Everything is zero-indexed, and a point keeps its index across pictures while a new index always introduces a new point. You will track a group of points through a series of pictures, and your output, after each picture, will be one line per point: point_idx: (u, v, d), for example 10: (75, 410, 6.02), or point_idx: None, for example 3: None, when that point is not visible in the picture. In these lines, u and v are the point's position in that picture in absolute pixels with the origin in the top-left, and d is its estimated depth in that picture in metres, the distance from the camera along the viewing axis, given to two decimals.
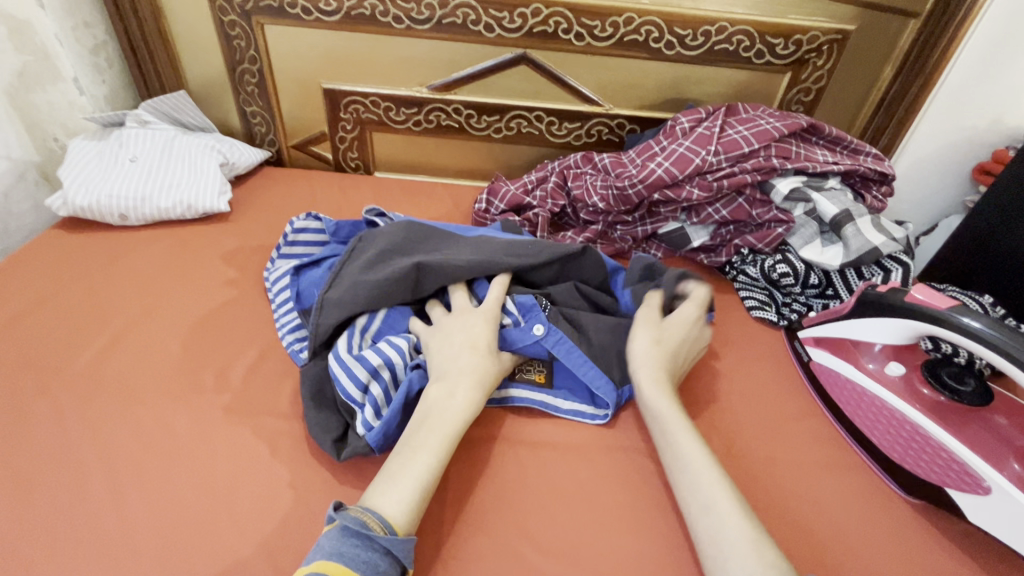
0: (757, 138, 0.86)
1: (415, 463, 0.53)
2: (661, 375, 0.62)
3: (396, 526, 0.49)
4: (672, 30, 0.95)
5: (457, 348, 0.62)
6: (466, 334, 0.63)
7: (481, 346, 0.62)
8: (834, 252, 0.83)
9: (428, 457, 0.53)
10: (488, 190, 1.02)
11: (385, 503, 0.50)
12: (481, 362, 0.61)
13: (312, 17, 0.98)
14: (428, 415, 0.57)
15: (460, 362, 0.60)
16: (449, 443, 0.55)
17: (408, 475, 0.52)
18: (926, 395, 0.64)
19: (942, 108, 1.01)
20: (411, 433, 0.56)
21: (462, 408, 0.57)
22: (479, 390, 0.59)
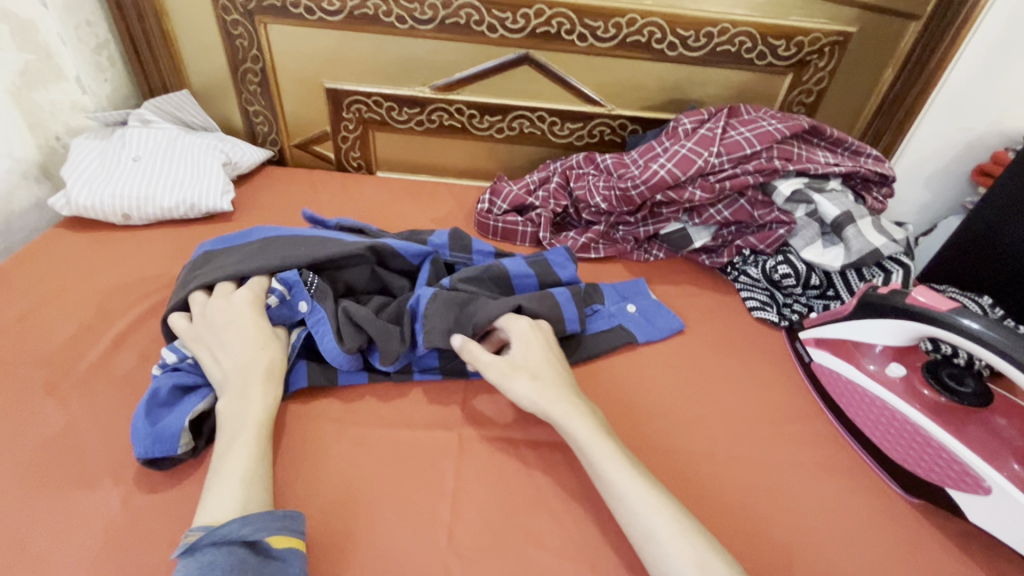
0: (758, 140, 0.86)
1: (226, 463, 0.52)
2: (563, 390, 0.61)
3: (219, 524, 0.47)
4: (675, 31, 0.96)
5: (235, 337, 0.60)
6: (249, 329, 0.61)
7: (262, 339, 0.61)
8: (835, 253, 0.84)
9: (240, 451, 0.53)
10: (491, 190, 1.03)
11: (209, 512, 0.48)
12: (258, 357, 0.60)
13: (315, 17, 0.98)
14: (232, 413, 0.56)
15: (246, 356, 0.59)
16: (258, 443, 0.54)
17: (229, 476, 0.51)
18: (926, 395, 0.64)
19: (942, 110, 1.01)
20: (223, 439, 0.55)
21: (257, 407, 0.57)
22: (263, 385, 0.58)
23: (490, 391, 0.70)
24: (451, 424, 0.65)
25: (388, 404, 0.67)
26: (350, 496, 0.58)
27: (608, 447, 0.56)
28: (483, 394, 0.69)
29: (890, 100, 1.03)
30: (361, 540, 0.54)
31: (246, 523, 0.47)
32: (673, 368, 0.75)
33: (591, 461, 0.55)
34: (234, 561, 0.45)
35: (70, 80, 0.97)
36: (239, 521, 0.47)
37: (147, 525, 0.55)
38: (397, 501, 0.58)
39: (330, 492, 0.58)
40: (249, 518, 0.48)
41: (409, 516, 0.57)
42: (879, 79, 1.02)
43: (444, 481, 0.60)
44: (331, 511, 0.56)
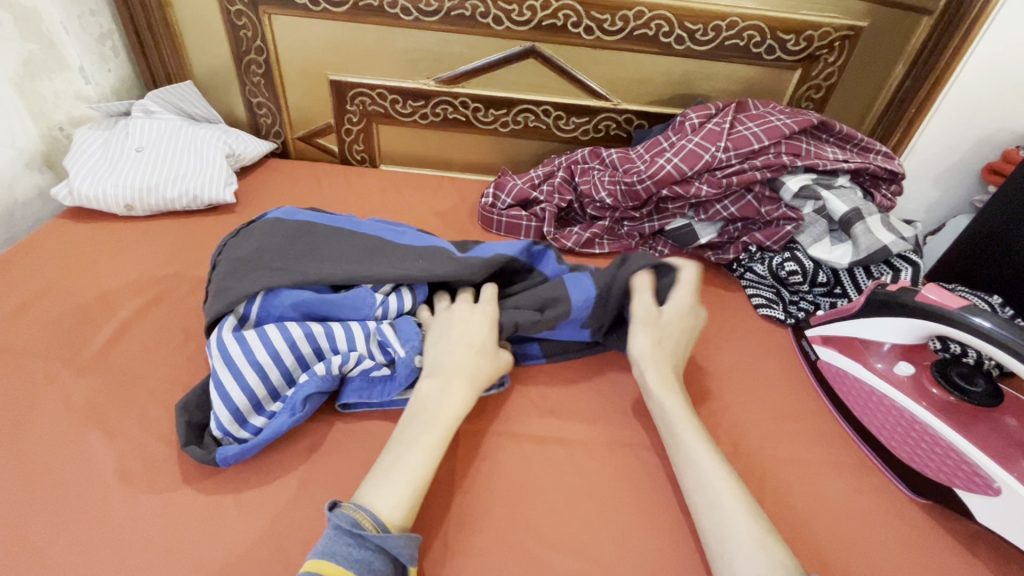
0: (767, 135, 0.85)
1: (406, 460, 0.52)
2: (667, 372, 0.63)
3: (389, 524, 0.47)
4: (683, 25, 0.95)
5: (453, 343, 0.62)
6: (463, 330, 0.63)
7: (477, 344, 0.62)
8: (843, 251, 0.83)
9: (421, 455, 0.52)
10: (495, 184, 1.02)
11: (376, 501, 0.49)
12: (475, 360, 0.61)
13: (319, 8, 0.97)
14: (422, 408, 0.57)
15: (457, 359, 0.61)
16: (440, 443, 0.54)
17: (402, 471, 0.51)
18: (935, 393, 0.63)
19: (953, 107, 1.00)
20: (401, 430, 0.55)
21: (454, 403, 0.57)
22: (468, 385, 0.59)
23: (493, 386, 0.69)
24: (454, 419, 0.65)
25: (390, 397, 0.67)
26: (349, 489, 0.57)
27: (693, 423, 0.58)
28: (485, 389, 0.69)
29: (900, 96, 1.01)
30: None
31: (405, 546, 0.47)
32: None
33: (673, 432, 0.58)
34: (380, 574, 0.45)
35: (73, 70, 0.97)
36: (404, 535, 0.47)
37: (148, 516, 0.55)
38: None
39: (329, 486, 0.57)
40: (410, 539, 0.47)
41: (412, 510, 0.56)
42: (890, 75, 1.00)
43: (448, 475, 0.59)
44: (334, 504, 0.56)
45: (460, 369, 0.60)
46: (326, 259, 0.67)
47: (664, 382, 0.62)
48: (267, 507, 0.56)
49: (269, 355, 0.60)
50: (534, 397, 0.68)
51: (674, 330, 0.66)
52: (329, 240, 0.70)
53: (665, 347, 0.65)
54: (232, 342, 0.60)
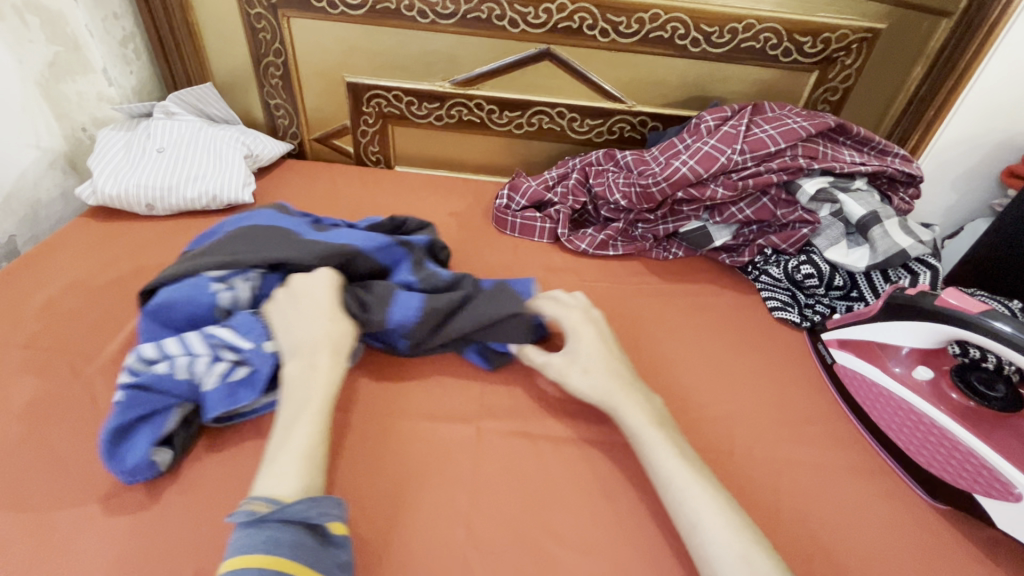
0: (783, 138, 0.85)
1: (292, 436, 0.53)
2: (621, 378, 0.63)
3: (286, 498, 0.48)
4: (698, 27, 0.95)
5: (307, 317, 0.61)
6: (312, 304, 0.62)
7: (334, 312, 0.63)
8: (860, 254, 0.82)
9: (306, 428, 0.53)
10: (510, 185, 1.02)
11: (269, 486, 0.48)
12: (336, 327, 0.61)
13: (337, 11, 0.98)
14: (292, 387, 0.57)
15: (321, 334, 0.60)
16: (322, 420, 0.55)
17: (289, 449, 0.52)
18: (954, 399, 0.63)
19: (973, 109, 0.99)
20: (286, 411, 0.55)
21: (325, 379, 0.58)
22: (337, 356, 0.60)
23: (508, 386, 0.70)
24: (470, 418, 0.65)
25: (407, 396, 0.67)
26: (368, 486, 0.58)
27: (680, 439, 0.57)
28: (502, 389, 0.69)
29: (918, 99, 1.00)
30: (382, 529, 0.55)
31: (311, 507, 0.47)
32: (692, 367, 0.75)
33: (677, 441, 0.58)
34: (295, 542, 0.45)
35: (97, 73, 0.99)
36: (305, 501, 0.47)
37: (172, 509, 0.56)
38: (417, 492, 0.58)
39: (348, 483, 0.58)
40: (314, 501, 0.48)
41: (429, 506, 0.57)
42: (908, 77, 1.00)
43: (464, 472, 0.60)
44: (353, 499, 0.57)
45: (326, 343, 0.60)
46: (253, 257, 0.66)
47: (617, 399, 0.60)
48: None
49: (171, 365, 0.58)
50: (549, 397, 0.69)
51: (588, 345, 0.65)
52: (253, 234, 0.70)
53: (601, 371, 0.63)
54: (137, 359, 0.58)
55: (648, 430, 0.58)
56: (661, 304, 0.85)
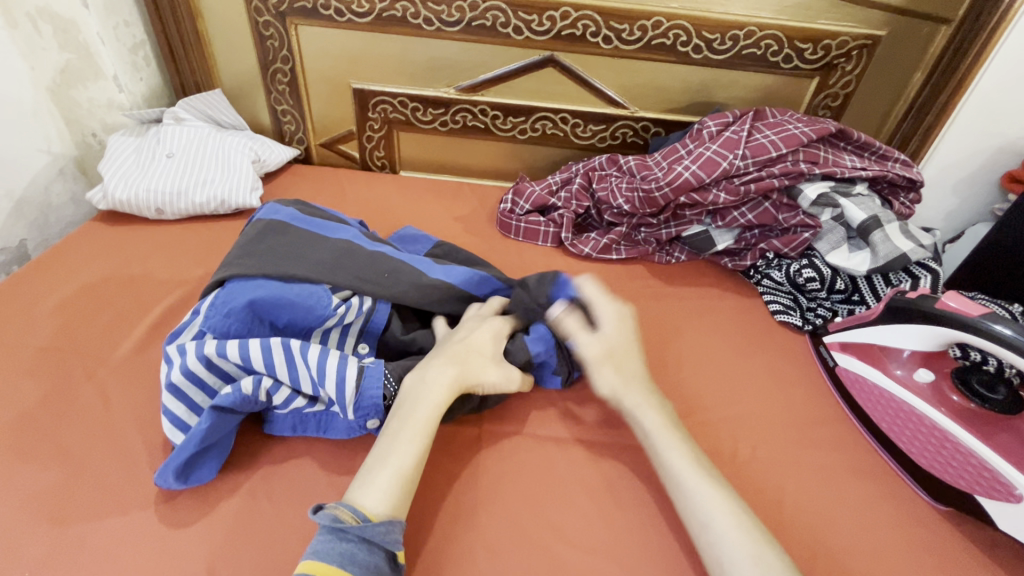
0: (785, 143, 0.86)
1: (391, 453, 0.53)
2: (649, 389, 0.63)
3: (371, 515, 0.49)
4: (700, 34, 0.96)
5: (458, 342, 0.64)
6: (478, 334, 0.65)
7: (488, 352, 0.64)
8: (862, 258, 0.83)
9: (406, 448, 0.53)
10: (514, 190, 1.04)
11: (361, 495, 0.50)
12: (487, 368, 0.62)
13: (344, 18, 1.00)
14: (404, 402, 0.57)
15: (444, 356, 0.61)
16: (425, 436, 0.55)
17: (387, 464, 0.52)
18: (955, 401, 0.64)
19: (973, 115, 1.00)
20: (389, 424, 0.56)
21: (436, 396, 0.57)
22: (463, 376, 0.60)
23: (513, 388, 0.71)
24: (476, 419, 0.66)
25: None
26: None
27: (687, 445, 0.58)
28: (508, 390, 0.70)
29: (919, 105, 1.01)
30: None
31: (388, 533, 0.48)
32: (695, 370, 0.75)
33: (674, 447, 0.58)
34: (370, 564, 0.46)
35: (108, 79, 1.00)
36: (384, 523, 0.48)
37: (185, 508, 0.56)
38: (425, 492, 0.59)
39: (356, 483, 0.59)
40: (392, 524, 0.48)
41: (437, 506, 0.58)
42: (908, 83, 1.01)
43: (471, 473, 0.61)
44: None
45: (446, 360, 0.61)
46: (325, 272, 0.65)
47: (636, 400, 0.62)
48: (296, 501, 0.58)
49: (258, 380, 0.58)
50: (554, 398, 0.70)
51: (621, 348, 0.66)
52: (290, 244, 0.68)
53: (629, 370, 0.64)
54: (199, 364, 0.57)
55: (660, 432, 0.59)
56: (664, 307, 0.86)
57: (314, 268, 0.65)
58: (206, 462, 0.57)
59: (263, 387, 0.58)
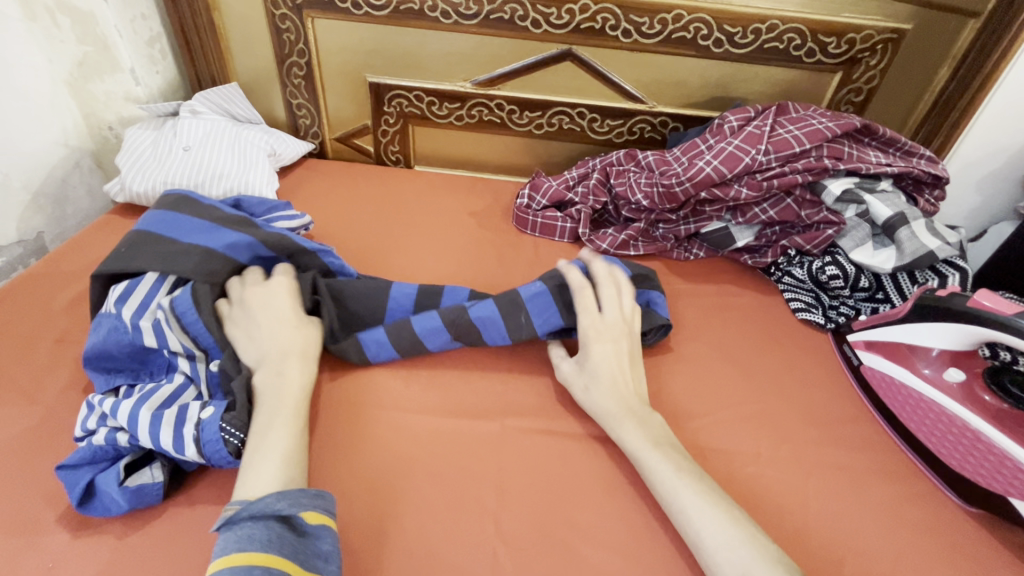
0: (808, 138, 0.84)
1: (266, 441, 0.53)
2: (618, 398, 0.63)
3: (253, 497, 0.49)
4: (722, 28, 0.95)
5: (271, 325, 0.63)
6: (274, 313, 0.64)
7: (290, 320, 0.65)
8: (887, 255, 0.82)
9: (279, 435, 0.54)
10: (530, 185, 1.03)
11: (246, 489, 0.50)
12: (299, 336, 0.64)
13: (361, 11, 0.99)
14: (266, 394, 0.58)
15: (282, 342, 0.62)
16: (296, 423, 0.56)
17: (264, 454, 0.52)
18: (987, 401, 0.62)
19: (998, 111, 0.98)
20: (256, 416, 0.56)
21: (294, 382, 0.59)
22: (301, 363, 0.62)
23: (535, 384, 0.70)
24: (494, 414, 0.66)
25: (434, 391, 0.68)
26: (399, 483, 0.58)
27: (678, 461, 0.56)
28: (527, 386, 0.70)
29: (943, 100, 0.99)
30: (412, 523, 0.55)
31: (281, 499, 0.48)
32: (717, 367, 0.75)
33: None
34: (268, 536, 0.46)
35: (124, 72, 1.00)
36: (275, 494, 0.48)
37: (205, 501, 0.56)
38: (444, 487, 0.58)
39: (379, 481, 0.58)
40: (283, 493, 0.49)
41: (458, 499, 0.57)
42: (933, 78, 0.99)
43: (490, 468, 0.60)
44: (384, 495, 0.57)
45: (290, 355, 0.62)
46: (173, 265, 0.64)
47: (614, 421, 0.61)
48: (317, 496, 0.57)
49: (108, 433, 0.55)
50: (575, 395, 0.69)
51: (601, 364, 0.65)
52: (139, 238, 0.67)
53: (599, 387, 0.63)
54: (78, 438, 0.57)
55: (650, 452, 0.57)
56: (684, 303, 0.85)
57: (156, 259, 0.65)
58: (113, 494, 0.52)
59: (118, 438, 0.55)
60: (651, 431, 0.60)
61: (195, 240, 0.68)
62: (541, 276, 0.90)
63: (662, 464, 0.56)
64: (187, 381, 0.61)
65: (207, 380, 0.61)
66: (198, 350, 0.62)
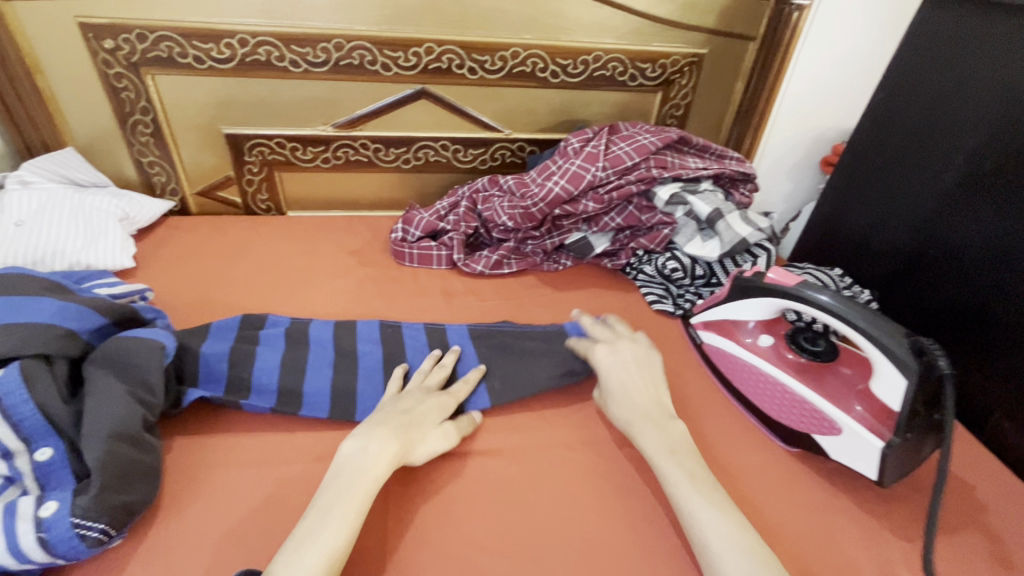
0: (637, 153, 0.96)
1: (321, 529, 0.53)
2: (680, 448, 0.65)
3: None
4: (555, 61, 1.06)
5: (398, 411, 0.67)
6: (414, 403, 0.68)
7: (420, 420, 0.66)
8: (713, 245, 0.95)
9: (338, 524, 0.54)
10: (403, 219, 1.07)
11: (281, 567, 0.50)
12: (412, 428, 0.65)
13: (205, 65, 0.98)
14: (346, 471, 0.59)
15: (389, 425, 0.64)
16: (359, 511, 0.56)
17: (316, 540, 0.52)
18: (791, 358, 0.75)
19: (789, 113, 1.18)
20: (331, 493, 0.57)
21: (375, 470, 0.59)
22: (393, 441, 0.62)
23: None
24: None
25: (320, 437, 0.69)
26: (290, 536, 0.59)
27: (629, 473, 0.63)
28: None
29: (744, 110, 1.18)
30: None
31: None
32: None
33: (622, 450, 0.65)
34: None
35: None
36: None
37: None
38: None
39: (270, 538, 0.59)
40: None
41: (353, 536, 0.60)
42: (733, 91, 1.16)
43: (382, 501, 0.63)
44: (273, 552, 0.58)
45: (387, 434, 0.63)
46: None
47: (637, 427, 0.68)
48: (200, 565, 0.57)
49: None
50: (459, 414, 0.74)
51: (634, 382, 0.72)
52: None
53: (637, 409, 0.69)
54: None
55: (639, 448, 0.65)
56: (553, 312, 0.93)
57: None
58: None
59: None
60: (670, 440, 0.66)
61: (14, 318, 0.61)
62: (421, 306, 0.93)
63: (677, 472, 0.62)
64: (7, 482, 0.55)
65: (32, 473, 0.55)
66: (18, 444, 0.56)
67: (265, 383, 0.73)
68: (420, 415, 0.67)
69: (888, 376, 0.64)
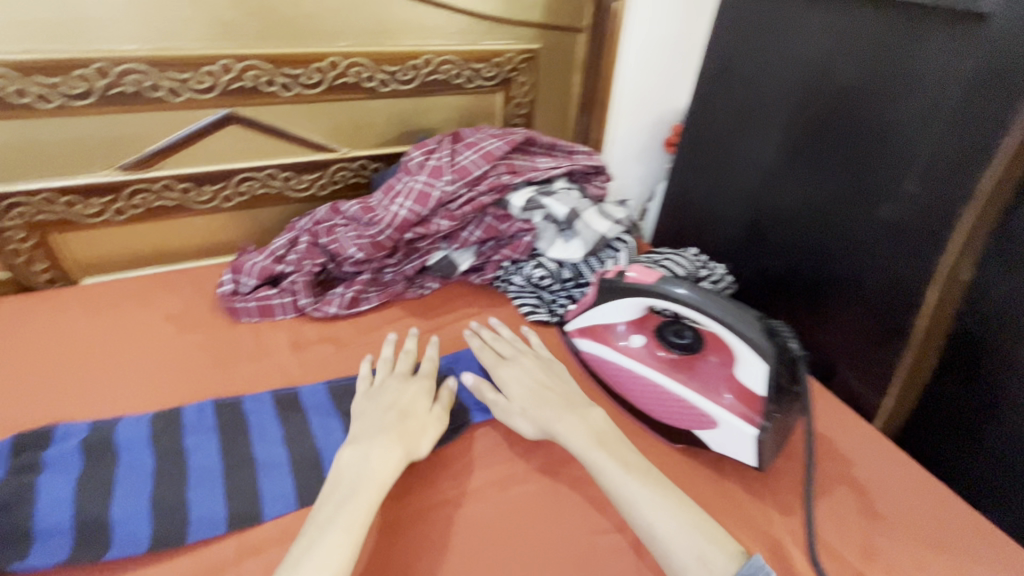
0: (483, 162, 1.02)
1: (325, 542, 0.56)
2: (600, 434, 0.71)
3: None
4: (466, 65, 1.17)
5: (387, 409, 0.74)
6: (395, 397, 0.76)
7: (408, 409, 0.74)
8: (576, 245, 1.04)
9: (339, 537, 0.57)
10: (234, 269, 1.02)
11: None
12: (404, 423, 0.72)
13: (57, 104, 0.91)
14: (351, 483, 0.63)
15: (385, 426, 0.70)
16: (362, 523, 0.59)
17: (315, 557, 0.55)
18: (662, 355, 0.86)
19: (628, 105, 1.34)
20: (328, 511, 0.60)
21: (379, 469, 0.65)
22: (399, 445, 0.68)
23: None
24: None
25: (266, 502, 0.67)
26: None
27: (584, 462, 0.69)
28: None
29: (584, 100, 1.33)
30: None
31: None
32: None
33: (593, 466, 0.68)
34: None
35: None
36: None
37: None
38: None
39: None
40: None
41: None
42: (571, 84, 1.31)
43: None
44: None
45: (387, 438, 0.68)
46: None
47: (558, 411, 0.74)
48: None
49: None
50: None
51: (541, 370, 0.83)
52: None
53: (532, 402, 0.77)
54: None
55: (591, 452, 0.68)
56: (452, 336, 0.97)
57: None
58: None
59: None
60: (595, 428, 0.72)
61: None
62: (263, 370, 0.88)
63: (608, 460, 0.67)
64: None
65: None
66: None
67: (212, 458, 0.72)
68: (410, 407, 0.75)
69: (751, 361, 0.73)
